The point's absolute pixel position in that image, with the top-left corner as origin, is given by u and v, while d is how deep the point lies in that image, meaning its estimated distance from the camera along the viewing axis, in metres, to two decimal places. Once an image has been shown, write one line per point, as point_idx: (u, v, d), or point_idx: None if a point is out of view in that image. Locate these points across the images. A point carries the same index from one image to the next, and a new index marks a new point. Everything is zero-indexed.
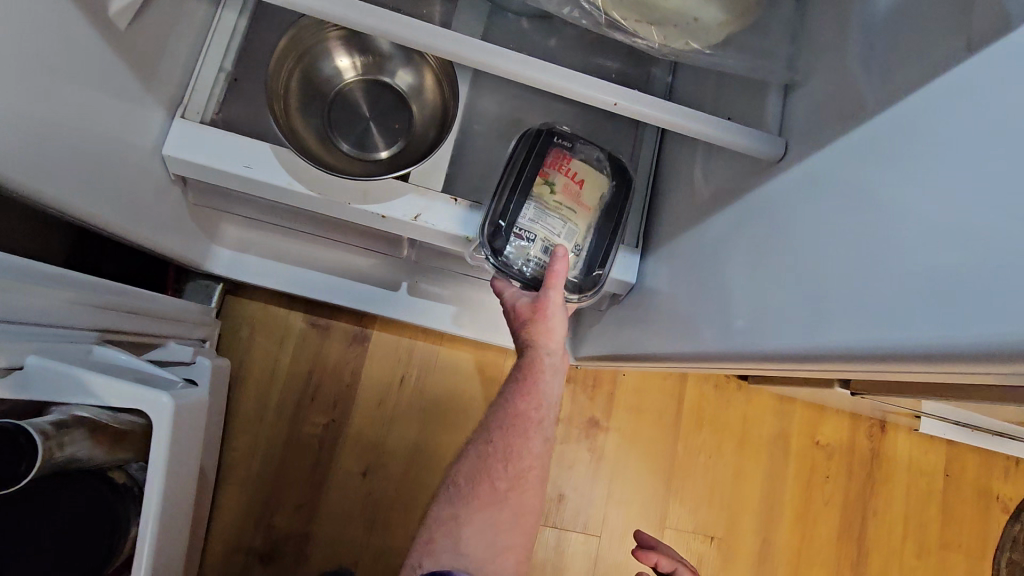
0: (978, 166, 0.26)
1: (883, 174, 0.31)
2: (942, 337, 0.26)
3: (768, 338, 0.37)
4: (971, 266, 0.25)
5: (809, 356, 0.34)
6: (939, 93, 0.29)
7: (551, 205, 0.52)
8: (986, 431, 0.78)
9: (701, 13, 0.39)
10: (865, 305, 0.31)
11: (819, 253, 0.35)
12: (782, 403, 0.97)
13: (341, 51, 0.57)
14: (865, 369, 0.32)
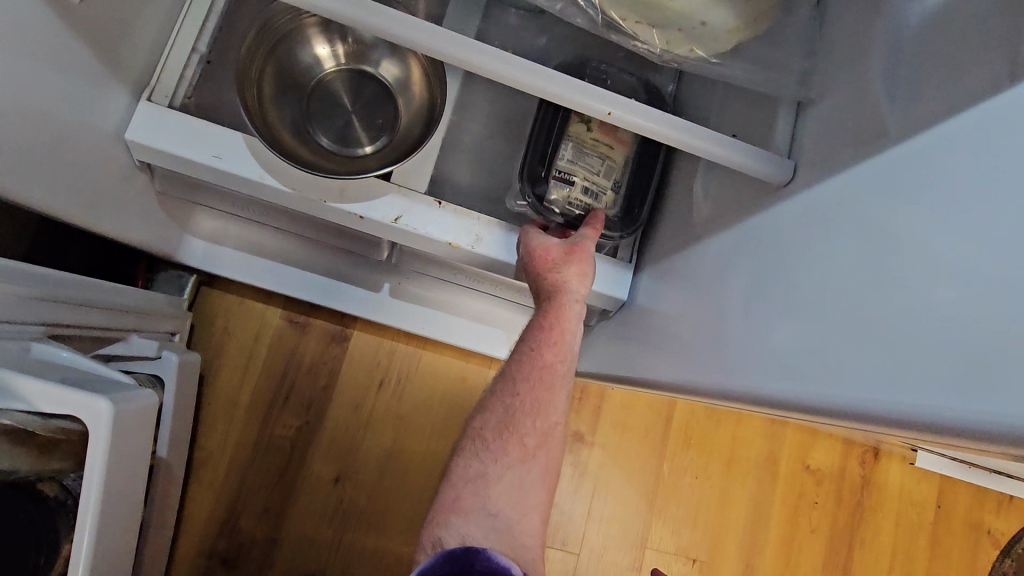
0: (997, 215, 0.23)
1: (896, 211, 0.28)
2: (949, 405, 0.23)
3: (760, 381, 0.34)
4: (986, 330, 0.23)
5: (805, 408, 0.31)
6: (970, 126, 0.25)
7: (588, 142, 0.53)
8: (983, 469, 0.75)
9: (709, 17, 0.35)
10: (862, 356, 0.27)
11: (819, 291, 0.32)
12: (774, 426, 0.94)
13: (322, 39, 0.53)
14: (866, 429, 0.29)
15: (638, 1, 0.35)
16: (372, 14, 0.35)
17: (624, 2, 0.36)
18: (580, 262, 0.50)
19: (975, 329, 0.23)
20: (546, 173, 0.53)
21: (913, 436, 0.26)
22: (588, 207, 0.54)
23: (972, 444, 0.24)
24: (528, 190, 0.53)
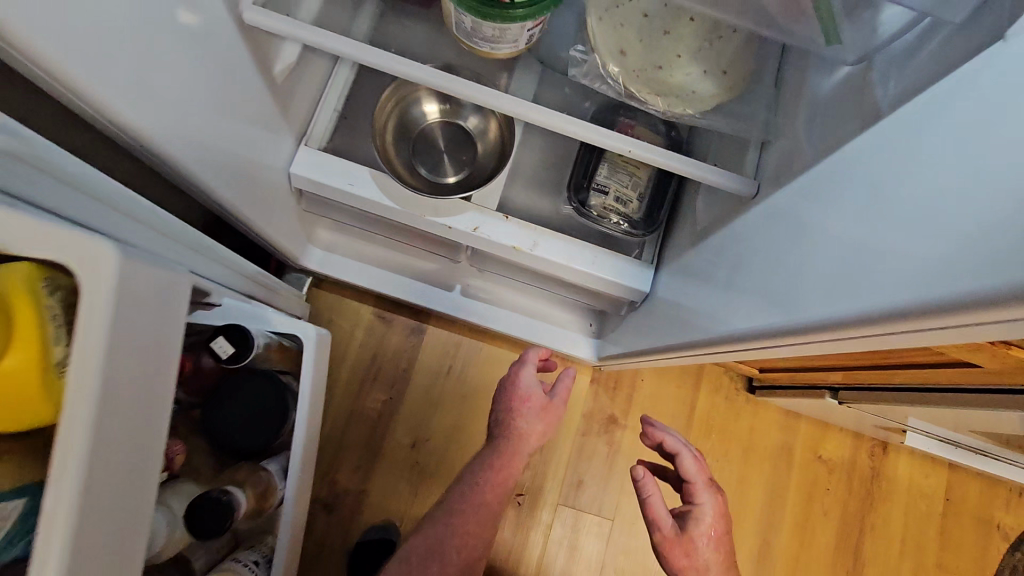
0: (854, 192, 0.37)
1: (807, 204, 0.43)
2: (845, 309, 0.36)
3: (737, 327, 0.50)
4: (853, 259, 0.36)
5: (762, 338, 0.46)
6: (836, 143, 0.40)
7: (620, 163, 0.72)
8: (970, 451, 0.86)
9: (698, 87, 0.53)
10: (803, 296, 0.41)
11: (770, 261, 0.46)
12: (789, 418, 1.07)
13: (429, 100, 0.74)
14: (800, 345, 0.44)
15: (647, 80, 0.53)
16: (454, 83, 0.54)
17: (639, 81, 0.53)
18: (542, 420, 0.78)
19: (850, 260, 0.36)
20: (587, 186, 0.72)
21: (838, 337, 0.38)
22: (619, 212, 0.72)
23: (870, 332, 0.36)
24: (573, 198, 0.72)
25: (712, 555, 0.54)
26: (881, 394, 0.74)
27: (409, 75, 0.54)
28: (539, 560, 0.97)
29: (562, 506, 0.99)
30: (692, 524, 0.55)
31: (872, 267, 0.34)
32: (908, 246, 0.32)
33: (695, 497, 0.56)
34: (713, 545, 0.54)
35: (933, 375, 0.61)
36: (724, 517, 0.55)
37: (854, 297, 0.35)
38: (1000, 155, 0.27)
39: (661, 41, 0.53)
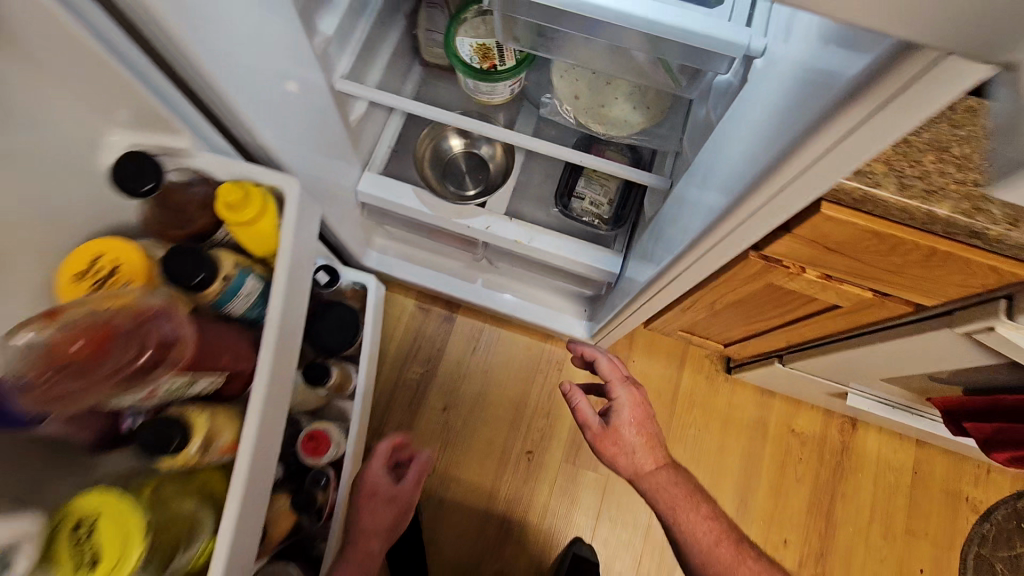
0: (702, 165, 0.61)
1: (687, 180, 0.67)
2: (698, 230, 0.60)
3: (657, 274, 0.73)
4: (700, 202, 0.60)
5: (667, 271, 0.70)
6: (702, 141, 0.64)
7: (595, 177, 0.97)
8: (904, 410, 1.03)
9: (629, 117, 0.77)
10: (683, 232, 0.64)
11: (672, 222, 0.70)
12: (763, 395, 1.26)
13: (454, 136, 1.02)
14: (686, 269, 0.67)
15: (593, 115, 0.78)
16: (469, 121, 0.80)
17: (588, 116, 0.78)
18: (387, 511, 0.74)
19: (699, 204, 0.60)
20: (570, 194, 0.98)
21: (700, 251, 0.62)
22: (593, 213, 0.97)
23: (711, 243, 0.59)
24: (559, 203, 0.98)
25: (632, 433, 0.89)
26: (808, 351, 0.93)
27: (440, 116, 0.81)
28: (546, 507, 1.19)
29: (565, 463, 1.20)
30: (615, 415, 0.90)
31: (703, 205, 0.58)
32: (715, 186, 0.56)
33: (613, 394, 0.91)
34: (629, 425, 0.88)
35: (825, 323, 0.81)
36: (634, 401, 0.90)
37: (700, 223, 0.59)
38: (741, 130, 0.51)
39: (603, 88, 0.78)
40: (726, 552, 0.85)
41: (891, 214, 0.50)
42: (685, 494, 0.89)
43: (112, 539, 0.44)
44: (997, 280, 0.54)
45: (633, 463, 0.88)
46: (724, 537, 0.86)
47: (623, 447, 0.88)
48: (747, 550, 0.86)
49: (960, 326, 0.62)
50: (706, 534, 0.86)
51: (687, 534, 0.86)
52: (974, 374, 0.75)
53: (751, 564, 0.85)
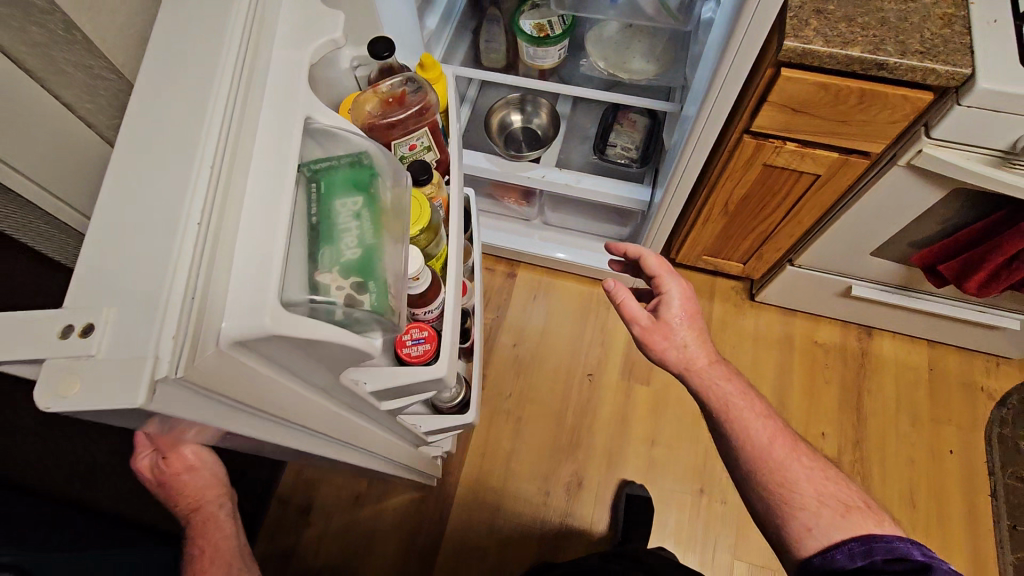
0: (695, 81, 0.94)
1: (688, 99, 1.00)
2: (694, 116, 0.91)
3: (676, 169, 1.03)
4: (695, 97, 0.92)
5: (681, 163, 1.01)
6: (693, 67, 0.99)
7: (623, 130, 1.29)
8: (904, 294, 1.22)
9: (644, 66, 1.08)
10: (687, 125, 0.96)
11: (682, 130, 1.02)
12: (786, 314, 1.46)
13: (514, 112, 1.34)
14: (691, 155, 0.98)
15: (618, 67, 1.09)
16: (528, 81, 1.11)
17: (614, 68, 1.09)
18: None
19: (696, 97, 0.93)
20: (606, 144, 1.28)
21: (697, 135, 0.93)
22: (625, 156, 1.27)
23: (704, 124, 0.90)
24: (598, 151, 1.27)
25: (682, 325, 0.86)
26: (809, 241, 1.17)
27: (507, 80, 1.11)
28: (608, 422, 1.36)
29: (622, 380, 1.40)
30: (664, 309, 0.87)
31: (697, 96, 0.91)
32: (702, 80, 0.88)
33: (664, 288, 0.88)
34: (679, 316, 0.85)
35: (814, 203, 1.05)
36: (685, 297, 0.88)
37: (695, 110, 0.91)
38: (714, 37, 0.84)
39: (624, 50, 1.10)
40: (780, 449, 0.76)
41: (828, 64, 0.77)
42: (738, 392, 0.82)
43: (414, 209, 0.59)
44: (911, 109, 0.80)
45: (684, 356, 0.84)
46: (780, 435, 0.78)
47: (674, 340, 0.85)
48: (803, 448, 0.77)
49: (904, 157, 0.86)
50: (760, 430, 0.78)
51: (741, 430, 0.79)
52: (934, 217, 0.98)
53: (809, 466, 0.75)
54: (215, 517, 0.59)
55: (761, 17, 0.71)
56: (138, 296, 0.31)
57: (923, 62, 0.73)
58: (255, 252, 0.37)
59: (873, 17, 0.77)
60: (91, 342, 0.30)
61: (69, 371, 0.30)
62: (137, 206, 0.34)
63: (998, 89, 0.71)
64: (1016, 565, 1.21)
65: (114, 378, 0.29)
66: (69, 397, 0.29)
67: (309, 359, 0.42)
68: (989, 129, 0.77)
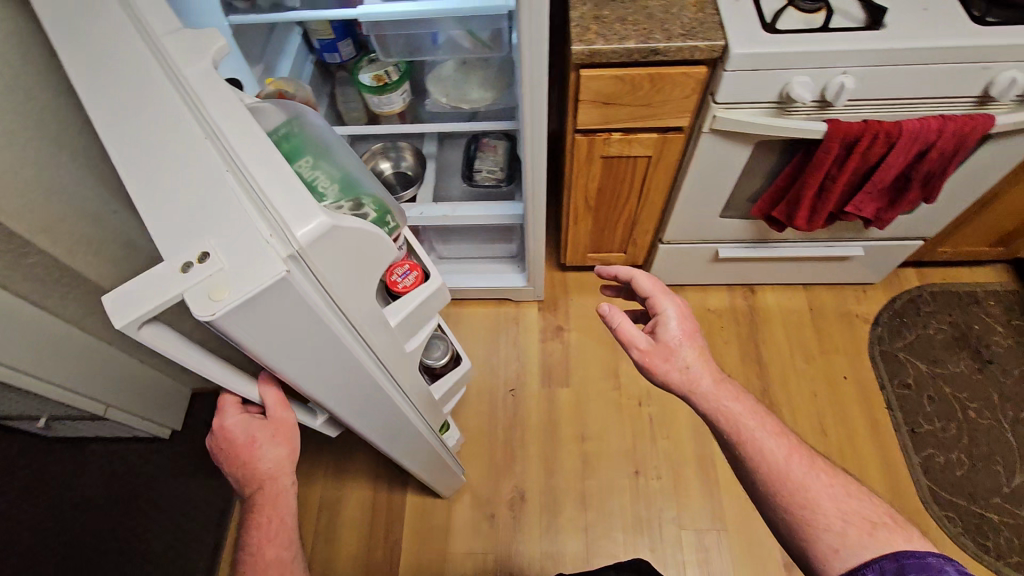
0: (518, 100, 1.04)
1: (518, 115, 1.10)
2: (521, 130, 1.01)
3: (526, 180, 1.13)
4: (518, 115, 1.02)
5: (527, 173, 1.10)
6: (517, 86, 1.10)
7: (486, 156, 1.38)
8: (764, 245, 1.35)
9: (481, 95, 1.19)
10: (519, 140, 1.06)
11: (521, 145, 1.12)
12: (678, 291, 1.56)
13: (382, 159, 1.39)
14: (533, 165, 1.08)
15: (460, 100, 1.19)
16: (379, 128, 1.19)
17: (456, 101, 1.20)
18: None
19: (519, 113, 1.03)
20: (473, 171, 1.37)
21: (529, 145, 1.03)
22: (493, 178, 1.36)
23: (531, 134, 1.00)
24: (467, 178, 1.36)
25: (686, 348, 0.75)
26: (668, 218, 1.28)
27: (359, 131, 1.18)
28: (537, 430, 1.39)
29: (542, 387, 1.44)
30: (662, 330, 0.76)
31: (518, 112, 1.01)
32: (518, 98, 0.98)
33: (658, 308, 0.77)
34: (680, 338, 0.74)
35: (657, 182, 1.17)
36: (683, 314, 0.77)
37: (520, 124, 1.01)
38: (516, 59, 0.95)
39: (462, 83, 1.21)
40: (798, 467, 0.68)
41: (614, 58, 0.89)
42: (752, 412, 0.73)
43: None
44: (695, 83, 0.93)
45: (692, 381, 0.73)
46: (799, 452, 0.69)
47: (677, 362, 0.73)
48: (819, 462, 0.70)
49: (705, 124, 0.99)
50: (778, 452, 0.69)
51: (759, 453, 0.70)
52: (753, 170, 1.12)
53: (830, 483, 0.67)
54: (282, 493, 0.66)
55: (538, 31, 0.82)
56: (219, 226, 0.44)
57: (686, 42, 0.86)
58: (269, 162, 0.47)
59: (641, 13, 0.90)
60: (212, 257, 0.43)
61: (211, 287, 0.41)
62: (194, 195, 0.46)
63: (748, 52, 0.85)
64: (922, 464, 1.32)
65: (245, 272, 0.42)
66: (223, 298, 0.41)
67: (359, 275, 0.54)
68: (758, 87, 0.91)
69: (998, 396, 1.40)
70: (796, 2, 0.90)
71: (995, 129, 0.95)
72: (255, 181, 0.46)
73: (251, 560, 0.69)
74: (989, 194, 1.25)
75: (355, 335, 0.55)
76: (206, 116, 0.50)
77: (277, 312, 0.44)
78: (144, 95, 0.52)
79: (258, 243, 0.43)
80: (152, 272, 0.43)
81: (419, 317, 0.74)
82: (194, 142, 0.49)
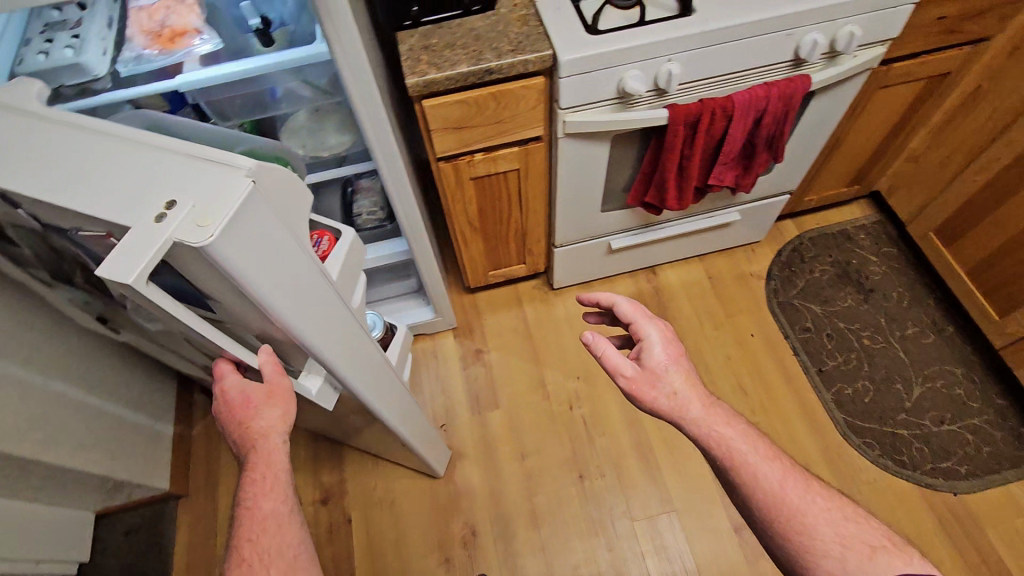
0: None
1: None
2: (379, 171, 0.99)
3: (401, 217, 1.11)
4: None
5: (400, 211, 1.08)
6: None
7: (360, 198, 1.31)
8: (650, 228, 1.40)
9: (338, 140, 1.16)
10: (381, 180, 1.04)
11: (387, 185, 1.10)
12: (586, 288, 1.59)
13: None
14: (402, 201, 1.06)
15: (315, 148, 1.15)
16: None
17: (310, 149, 1.15)
18: None
19: None
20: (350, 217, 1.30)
21: (392, 183, 1.01)
22: (373, 220, 1.30)
23: (390, 173, 0.99)
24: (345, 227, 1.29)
25: (674, 373, 0.74)
26: (553, 223, 1.30)
27: None
28: (477, 460, 1.36)
29: (473, 415, 1.42)
30: (647, 356, 0.75)
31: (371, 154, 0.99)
32: None
33: (641, 334, 0.76)
34: (667, 363, 0.74)
35: (533, 192, 1.18)
36: (667, 338, 0.76)
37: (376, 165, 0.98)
38: None
39: (315, 131, 1.17)
40: (793, 492, 0.67)
41: (452, 84, 0.88)
42: (743, 437, 0.71)
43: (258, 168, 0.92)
44: (537, 94, 0.95)
45: (679, 406, 0.72)
46: (793, 475, 0.68)
47: (664, 388, 0.72)
48: (816, 484, 0.68)
49: (559, 130, 1.01)
50: (772, 476, 0.68)
51: (752, 478, 0.68)
52: (618, 162, 1.15)
53: (827, 507, 0.66)
54: (276, 451, 0.70)
55: (359, 72, 0.80)
56: (167, 185, 0.51)
57: (515, 58, 0.88)
58: (177, 142, 0.54)
59: (468, 36, 0.90)
60: (179, 202, 0.49)
61: (194, 219, 0.48)
62: (120, 181, 0.51)
63: (576, 57, 0.87)
64: (835, 399, 1.41)
65: (218, 198, 0.50)
66: (209, 222, 0.48)
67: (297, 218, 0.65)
68: (594, 88, 0.94)
69: (886, 321, 1.51)
70: (611, 1, 0.94)
71: (814, 85, 1.03)
72: (179, 150, 0.53)
73: (249, 515, 0.70)
74: (831, 141, 1.36)
75: (315, 265, 0.65)
76: (93, 132, 0.54)
77: (254, 229, 0.53)
78: (16, 136, 0.55)
79: (214, 178, 0.51)
80: (129, 236, 0.48)
81: (348, 270, 0.88)
82: (88, 150, 0.53)
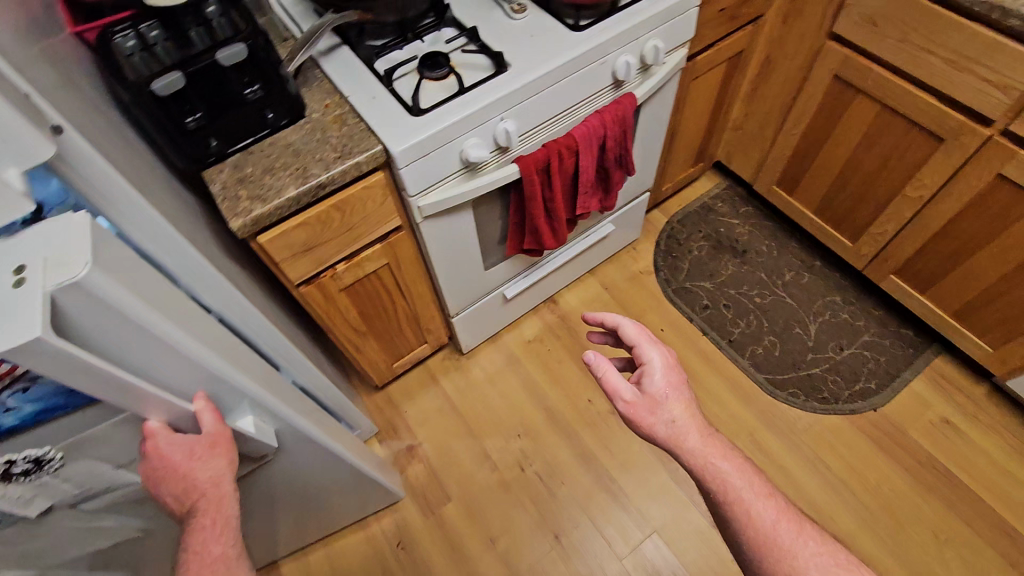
0: None
1: None
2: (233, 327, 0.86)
3: (277, 358, 0.98)
4: None
5: (274, 353, 0.96)
6: None
7: None
8: (535, 267, 1.38)
9: None
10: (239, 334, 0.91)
11: None
12: (495, 341, 1.54)
13: None
14: (273, 344, 0.94)
15: None
16: None
17: None
18: None
19: None
20: None
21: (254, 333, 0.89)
22: None
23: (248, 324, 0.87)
24: None
25: (675, 401, 0.71)
26: (442, 297, 1.24)
27: None
28: (447, 565, 1.25)
29: (427, 517, 1.31)
30: (648, 381, 0.72)
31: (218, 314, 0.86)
32: None
33: (645, 357, 0.73)
34: (668, 390, 0.71)
35: (410, 278, 1.11)
36: (669, 364, 0.73)
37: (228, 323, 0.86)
38: None
39: None
40: (785, 534, 0.65)
41: (284, 213, 0.79)
42: (741, 472, 0.69)
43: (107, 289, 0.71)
44: (381, 190, 0.88)
45: (672, 437, 0.70)
46: (786, 516, 0.66)
47: (663, 415, 0.70)
48: (808, 526, 0.67)
49: (416, 216, 0.95)
50: (769, 517, 0.66)
51: (746, 516, 0.67)
52: (485, 223, 1.11)
53: (819, 552, 0.64)
54: (225, 497, 0.66)
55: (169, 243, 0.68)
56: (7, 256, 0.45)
57: (344, 164, 0.80)
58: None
59: (286, 154, 0.82)
60: (27, 264, 0.45)
61: (56, 265, 0.45)
62: None
63: (409, 145, 0.82)
64: (751, 362, 1.49)
65: (74, 237, 0.46)
66: (74, 257, 0.45)
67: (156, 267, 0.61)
68: (437, 167, 0.89)
69: (765, 274, 1.63)
70: (423, 75, 0.89)
71: (639, 101, 1.06)
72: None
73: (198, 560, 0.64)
74: (667, 135, 1.43)
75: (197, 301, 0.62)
76: None
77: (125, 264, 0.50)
78: None
79: (53, 228, 0.47)
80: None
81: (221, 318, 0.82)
82: None
